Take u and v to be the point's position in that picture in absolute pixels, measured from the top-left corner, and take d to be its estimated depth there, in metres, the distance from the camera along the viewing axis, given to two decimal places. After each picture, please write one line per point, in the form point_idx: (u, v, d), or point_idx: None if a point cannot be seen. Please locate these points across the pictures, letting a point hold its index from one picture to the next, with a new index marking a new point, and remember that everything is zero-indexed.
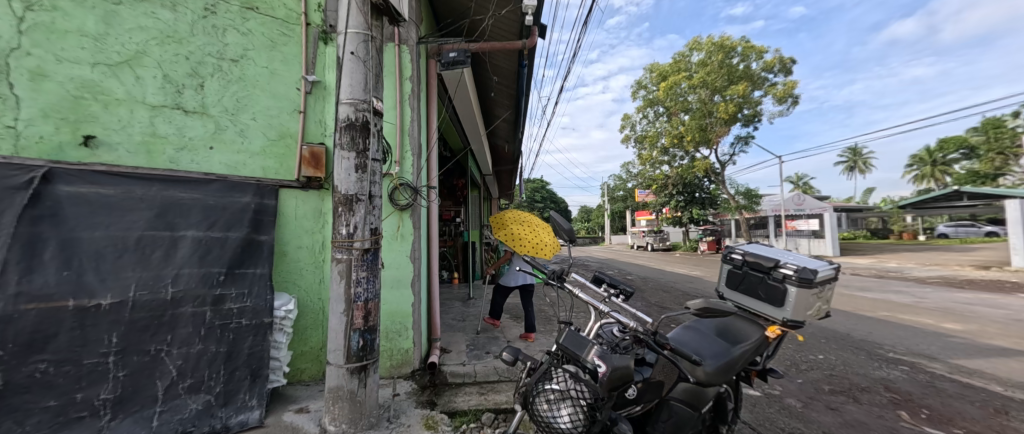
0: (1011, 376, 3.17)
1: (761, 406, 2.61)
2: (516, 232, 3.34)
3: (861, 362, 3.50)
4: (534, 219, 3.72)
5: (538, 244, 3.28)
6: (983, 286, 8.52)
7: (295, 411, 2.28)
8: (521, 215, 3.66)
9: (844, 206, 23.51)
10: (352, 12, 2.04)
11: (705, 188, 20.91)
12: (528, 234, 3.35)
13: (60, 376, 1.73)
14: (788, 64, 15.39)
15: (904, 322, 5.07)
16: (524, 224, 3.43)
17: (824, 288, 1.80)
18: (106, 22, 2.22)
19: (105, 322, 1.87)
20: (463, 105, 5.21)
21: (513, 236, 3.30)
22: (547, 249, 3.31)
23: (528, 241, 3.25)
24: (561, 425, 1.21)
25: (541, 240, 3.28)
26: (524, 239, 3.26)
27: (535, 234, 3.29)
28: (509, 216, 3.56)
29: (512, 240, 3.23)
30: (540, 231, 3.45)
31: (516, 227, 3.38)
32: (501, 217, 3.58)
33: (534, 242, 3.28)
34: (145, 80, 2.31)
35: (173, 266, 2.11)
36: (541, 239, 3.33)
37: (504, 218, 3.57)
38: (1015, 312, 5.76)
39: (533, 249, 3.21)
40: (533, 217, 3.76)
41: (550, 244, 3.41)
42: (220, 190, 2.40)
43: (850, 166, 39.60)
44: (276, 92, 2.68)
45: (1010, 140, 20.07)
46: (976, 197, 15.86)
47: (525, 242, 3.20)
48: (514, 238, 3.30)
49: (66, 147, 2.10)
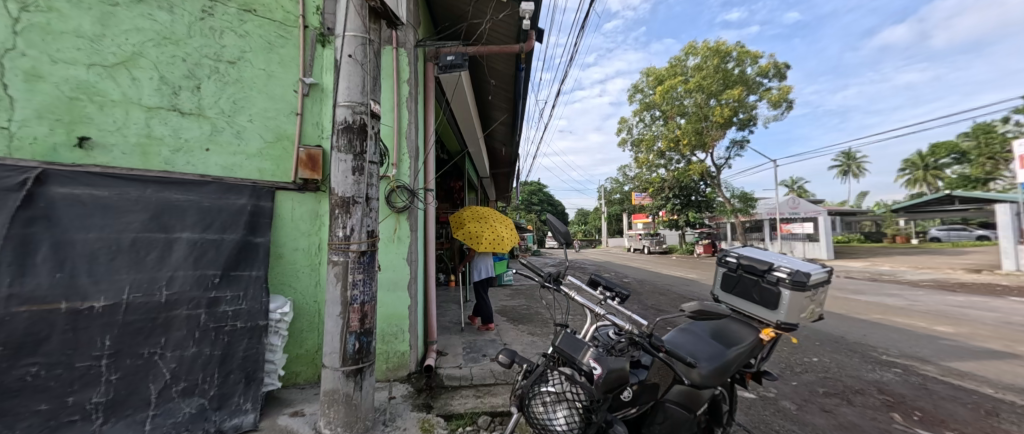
0: (1001, 378, 3.20)
1: (756, 408, 2.63)
2: (474, 231, 3.86)
3: (854, 365, 3.53)
4: (491, 214, 4.16)
5: (494, 240, 3.81)
6: (975, 288, 8.63)
7: (289, 414, 2.27)
8: (479, 211, 4.14)
9: (838, 209, 23.73)
10: (351, 15, 2.05)
11: (700, 191, 21.05)
12: (485, 230, 3.88)
13: (52, 379, 1.72)
14: (782, 69, 15.57)
15: (898, 325, 5.11)
16: (481, 221, 3.95)
17: (817, 291, 1.81)
18: (103, 23, 2.22)
19: (97, 325, 1.85)
20: (461, 108, 5.22)
21: (472, 235, 3.84)
22: (503, 242, 3.88)
23: (486, 239, 3.79)
24: (557, 427, 1.23)
25: (496, 235, 3.82)
26: (482, 237, 3.80)
27: (490, 232, 3.81)
28: (466, 214, 4.06)
29: (472, 240, 3.77)
30: (495, 225, 3.98)
31: (474, 226, 3.90)
32: (460, 216, 4.08)
33: (491, 238, 3.83)
34: (140, 81, 2.31)
35: (168, 268, 2.10)
36: (496, 235, 3.86)
37: (463, 217, 4.08)
38: (1006, 315, 5.83)
39: (491, 245, 3.77)
40: (490, 210, 4.24)
41: (504, 237, 3.93)
42: (216, 191, 2.39)
43: (844, 170, 39.96)
44: (273, 93, 2.68)
45: (1000, 145, 20.32)
46: (966, 200, 16.11)
47: (483, 240, 3.75)
48: (474, 237, 3.85)
49: (60, 148, 2.09)
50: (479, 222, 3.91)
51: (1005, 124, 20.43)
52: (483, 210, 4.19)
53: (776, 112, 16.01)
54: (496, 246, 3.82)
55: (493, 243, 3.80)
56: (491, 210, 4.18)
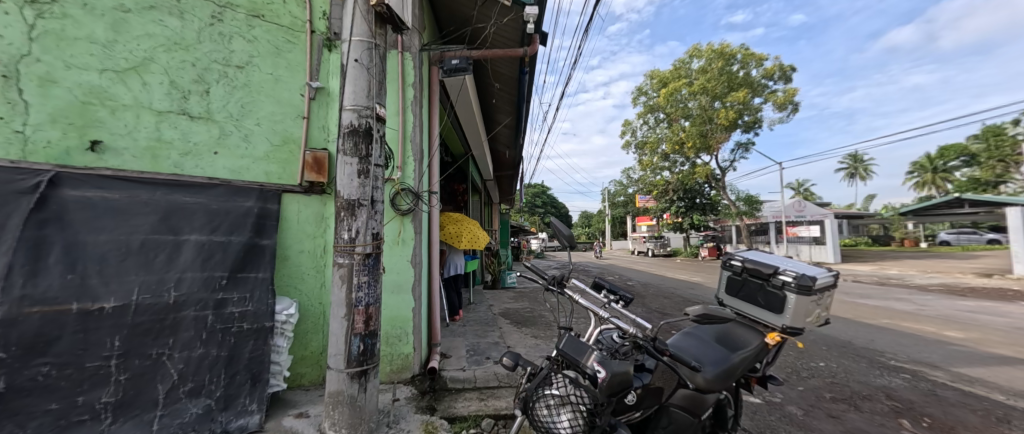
0: (1013, 385, 3.15)
1: (762, 413, 2.61)
2: (453, 232, 4.07)
3: (862, 370, 3.49)
4: (464, 219, 4.44)
5: (472, 238, 4.10)
6: (986, 293, 8.47)
7: (294, 415, 2.28)
8: (454, 216, 4.37)
9: (844, 212, 23.53)
10: (357, 20, 2.08)
11: (705, 194, 20.92)
12: (463, 231, 4.14)
13: (63, 379, 1.75)
14: (788, 71, 15.50)
15: (906, 330, 5.05)
16: (459, 223, 4.20)
17: (823, 295, 1.80)
18: (115, 29, 2.26)
19: (106, 326, 1.88)
20: (464, 112, 5.24)
21: (452, 235, 4.04)
22: (478, 241, 4.20)
23: (465, 238, 4.04)
24: (561, 430, 1.20)
25: (474, 234, 4.11)
26: (461, 236, 4.03)
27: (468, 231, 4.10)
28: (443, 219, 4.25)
29: (453, 240, 3.98)
30: (471, 227, 4.30)
31: (453, 227, 4.12)
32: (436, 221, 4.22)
33: (469, 238, 4.11)
34: (151, 86, 2.35)
35: (176, 270, 2.12)
36: (474, 234, 4.15)
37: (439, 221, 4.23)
38: (1017, 320, 5.74)
39: (469, 243, 4.04)
40: (461, 217, 4.48)
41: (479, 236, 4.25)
42: (224, 194, 2.43)
43: (851, 172, 39.62)
44: (280, 98, 2.71)
45: (1010, 148, 20.09)
46: (975, 203, 15.85)
47: (463, 238, 3.98)
48: (452, 238, 4.05)
49: (73, 152, 2.13)
50: (457, 223, 4.16)
51: (1016, 126, 20.13)
52: (456, 216, 4.42)
53: (782, 115, 15.94)
54: (474, 244, 4.10)
55: (471, 242, 4.08)
56: (464, 215, 4.48)
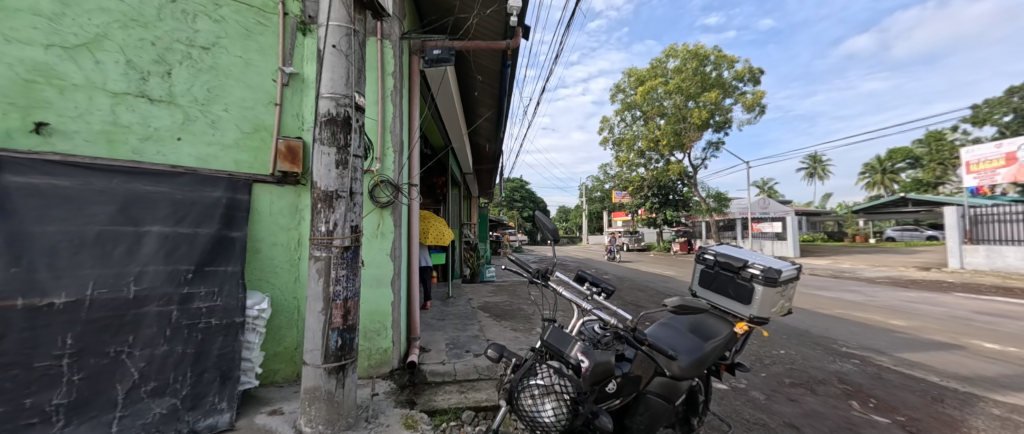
0: (947, 368, 3.47)
1: (729, 399, 2.76)
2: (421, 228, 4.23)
3: (818, 356, 3.75)
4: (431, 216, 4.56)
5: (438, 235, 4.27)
6: (926, 285, 9.25)
7: (267, 413, 2.21)
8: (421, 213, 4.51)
9: (804, 210, 24.95)
10: (335, 4, 2.00)
11: (678, 191, 21.66)
12: (429, 228, 4.27)
13: (8, 381, 1.60)
14: (757, 74, 16.17)
15: (857, 319, 5.45)
16: (426, 220, 4.33)
17: (787, 287, 1.91)
18: (63, 2, 2.07)
19: (58, 322, 1.74)
20: (446, 104, 5.16)
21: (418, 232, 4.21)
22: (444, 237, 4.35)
23: (432, 234, 4.21)
24: (545, 419, 1.22)
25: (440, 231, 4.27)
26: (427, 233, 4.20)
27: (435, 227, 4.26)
28: None
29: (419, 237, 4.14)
30: (438, 225, 4.41)
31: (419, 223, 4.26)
32: None
33: (435, 235, 4.26)
34: (105, 65, 2.17)
35: (137, 262, 2.00)
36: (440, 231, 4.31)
37: None
38: (951, 310, 6.30)
39: (435, 240, 4.20)
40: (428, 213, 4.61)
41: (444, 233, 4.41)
42: (190, 183, 2.30)
43: (810, 173, 41.96)
44: (250, 82, 2.58)
45: (949, 153, 21.86)
46: (917, 202, 17.21)
47: (430, 235, 4.14)
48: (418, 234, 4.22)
49: (15, 133, 1.94)
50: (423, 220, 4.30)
51: (954, 132, 21.94)
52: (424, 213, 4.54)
53: (750, 116, 16.65)
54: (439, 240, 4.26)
55: (437, 239, 4.24)
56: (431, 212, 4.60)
